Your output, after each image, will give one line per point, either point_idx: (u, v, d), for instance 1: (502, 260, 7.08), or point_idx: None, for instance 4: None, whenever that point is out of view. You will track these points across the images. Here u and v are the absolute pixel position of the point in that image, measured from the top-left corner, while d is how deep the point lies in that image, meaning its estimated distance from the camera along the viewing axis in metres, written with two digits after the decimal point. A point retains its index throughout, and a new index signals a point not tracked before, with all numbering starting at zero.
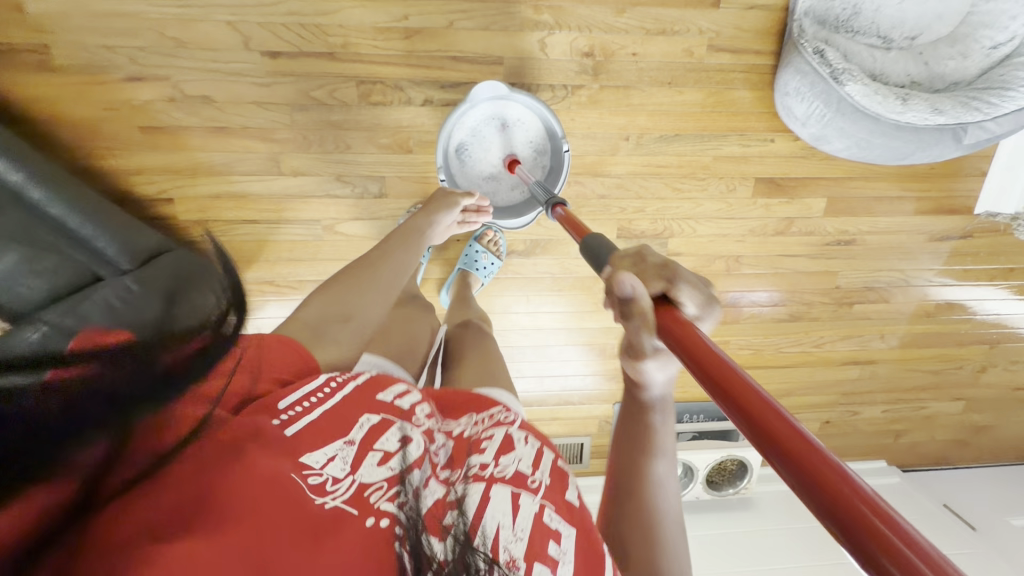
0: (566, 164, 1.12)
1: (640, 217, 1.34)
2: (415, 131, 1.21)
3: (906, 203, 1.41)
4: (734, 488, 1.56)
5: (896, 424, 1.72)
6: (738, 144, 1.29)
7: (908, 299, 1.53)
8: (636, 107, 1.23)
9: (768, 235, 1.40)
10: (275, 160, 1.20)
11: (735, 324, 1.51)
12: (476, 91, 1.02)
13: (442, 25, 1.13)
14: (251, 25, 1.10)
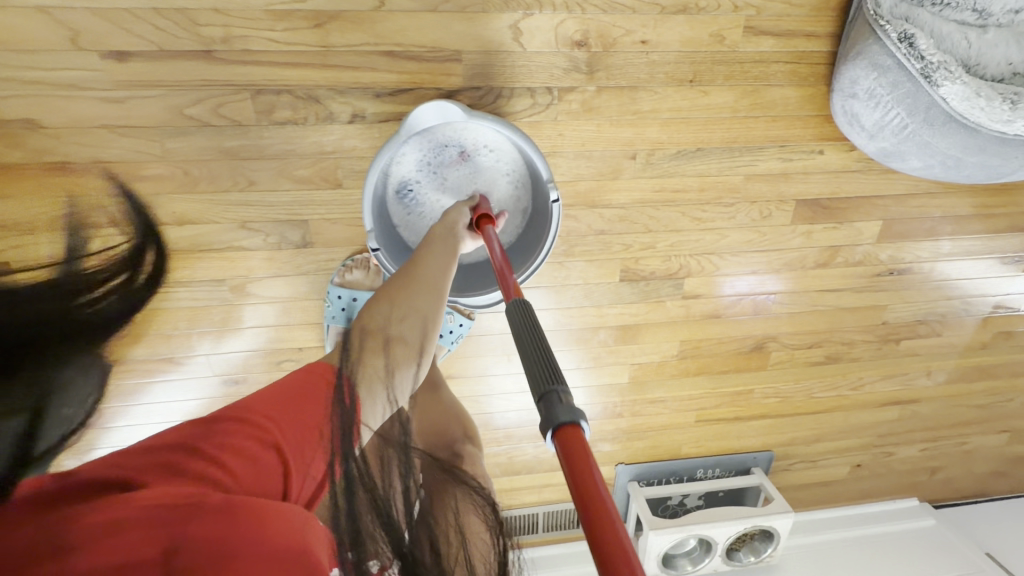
0: (553, 220, 0.81)
1: (650, 255, 1.04)
2: (344, 158, 0.87)
3: (977, 222, 1.13)
4: (757, 556, 1.33)
5: (931, 460, 1.52)
6: (778, 159, 0.98)
7: (965, 330, 1.28)
8: (645, 115, 0.91)
9: (807, 268, 1.11)
10: (149, 205, 0.86)
11: (762, 371, 1.24)
12: (416, 114, 0.71)
13: (368, 7, 0.78)
14: (83, 15, 0.75)
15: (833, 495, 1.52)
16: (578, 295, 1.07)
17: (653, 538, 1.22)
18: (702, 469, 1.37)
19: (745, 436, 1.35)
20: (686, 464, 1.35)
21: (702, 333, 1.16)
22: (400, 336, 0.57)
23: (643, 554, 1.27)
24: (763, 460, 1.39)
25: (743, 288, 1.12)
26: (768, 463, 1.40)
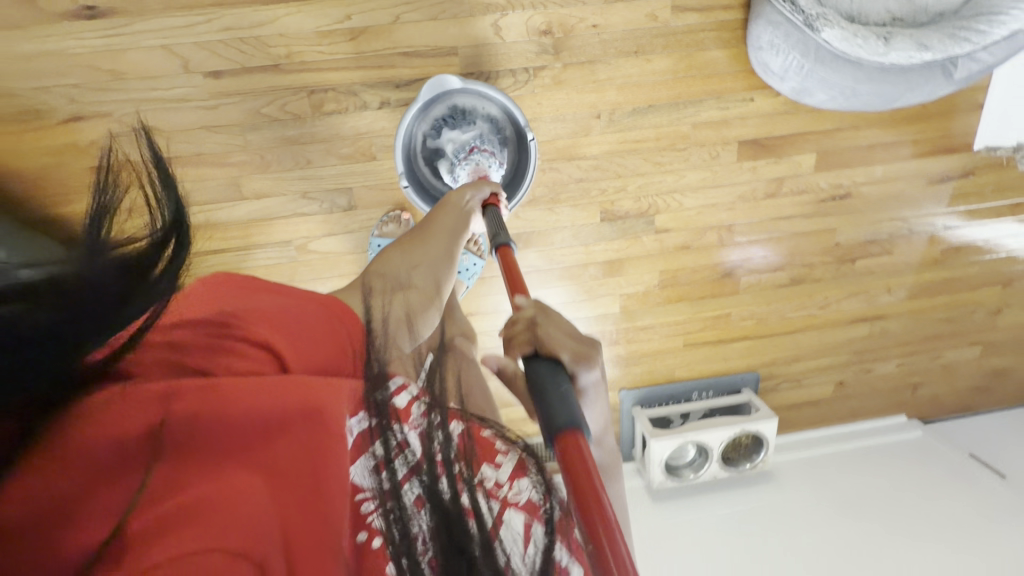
0: (530, 169, 1.08)
1: (623, 196, 1.28)
2: (376, 137, 1.15)
3: (902, 148, 1.34)
4: (751, 462, 1.51)
5: (912, 376, 1.66)
6: (716, 108, 1.22)
7: (914, 247, 1.47)
8: (603, 82, 1.16)
9: (758, 199, 1.33)
10: (235, 185, 1.15)
11: (736, 295, 1.45)
12: (431, 86, 1.02)
13: (387, 21, 1.06)
14: (187, 46, 1.03)
15: (824, 415, 1.69)
16: (568, 236, 1.31)
17: (655, 445, 1.41)
18: (697, 391, 1.56)
19: (731, 358, 1.54)
20: (682, 387, 1.55)
21: (677, 263, 1.38)
22: (412, 279, 0.72)
23: (649, 463, 1.47)
24: (750, 381, 1.57)
25: (741, 260, 1.40)
26: (756, 383, 1.58)
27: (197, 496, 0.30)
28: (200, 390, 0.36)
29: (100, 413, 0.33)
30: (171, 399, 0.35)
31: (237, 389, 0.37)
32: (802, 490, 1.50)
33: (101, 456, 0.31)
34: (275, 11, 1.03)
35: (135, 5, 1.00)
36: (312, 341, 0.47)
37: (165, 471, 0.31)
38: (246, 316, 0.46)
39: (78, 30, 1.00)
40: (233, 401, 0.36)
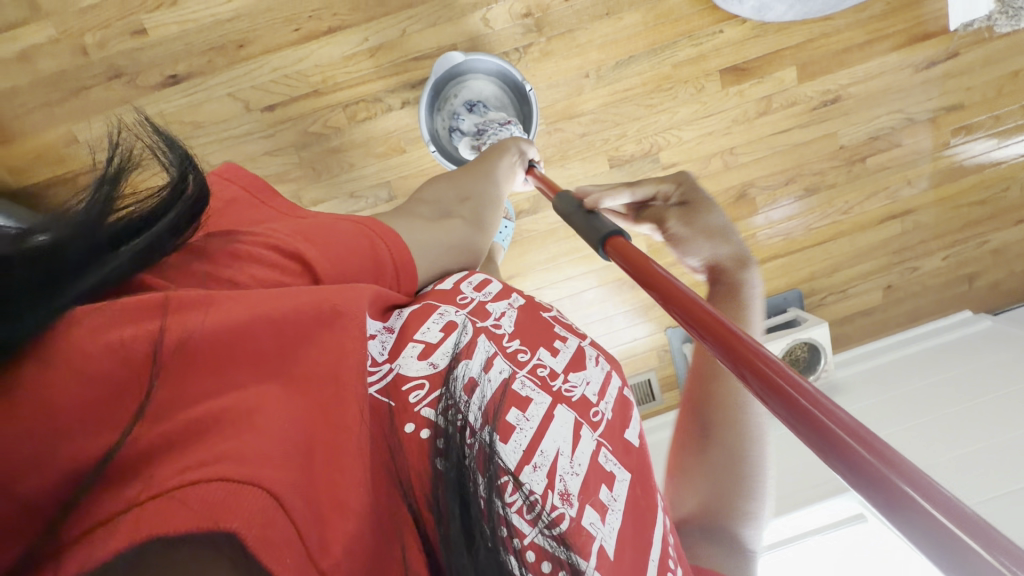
0: (535, 117, 1.25)
1: (625, 141, 1.42)
2: (403, 132, 1.35)
3: (878, 45, 1.42)
4: (814, 373, 1.52)
5: (964, 268, 1.66)
6: (691, 46, 1.37)
7: (921, 136, 1.51)
8: (585, 45, 1.34)
9: (752, 119, 1.44)
10: (296, 197, 1.37)
11: (755, 216, 1.53)
12: (441, 64, 1.21)
13: (397, 35, 1.28)
14: (247, 90, 1.28)
15: (879, 324, 1.68)
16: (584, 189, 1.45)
17: None
18: None
19: (767, 280, 1.59)
20: None
21: None
22: (457, 209, 0.87)
23: None
24: (794, 299, 1.61)
25: (777, 219, 1.54)
26: (800, 301, 1.62)
27: (206, 413, 0.34)
28: (192, 310, 0.39)
29: (86, 329, 0.34)
30: (167, 312, 0.37)
31: (233, 312, 0.40)
32: (873, 396, 1.44)
33: (95, 370, 0.32)
34: (308, 47, 1.28)
35: (204, 67, 1.26)
36: (338, 253, 0.59)
37: (167, 383, 0.35)
38: (280, 230, 0.58)
39: (166, 95, 1.27)
40: (229, 325, 0.39)
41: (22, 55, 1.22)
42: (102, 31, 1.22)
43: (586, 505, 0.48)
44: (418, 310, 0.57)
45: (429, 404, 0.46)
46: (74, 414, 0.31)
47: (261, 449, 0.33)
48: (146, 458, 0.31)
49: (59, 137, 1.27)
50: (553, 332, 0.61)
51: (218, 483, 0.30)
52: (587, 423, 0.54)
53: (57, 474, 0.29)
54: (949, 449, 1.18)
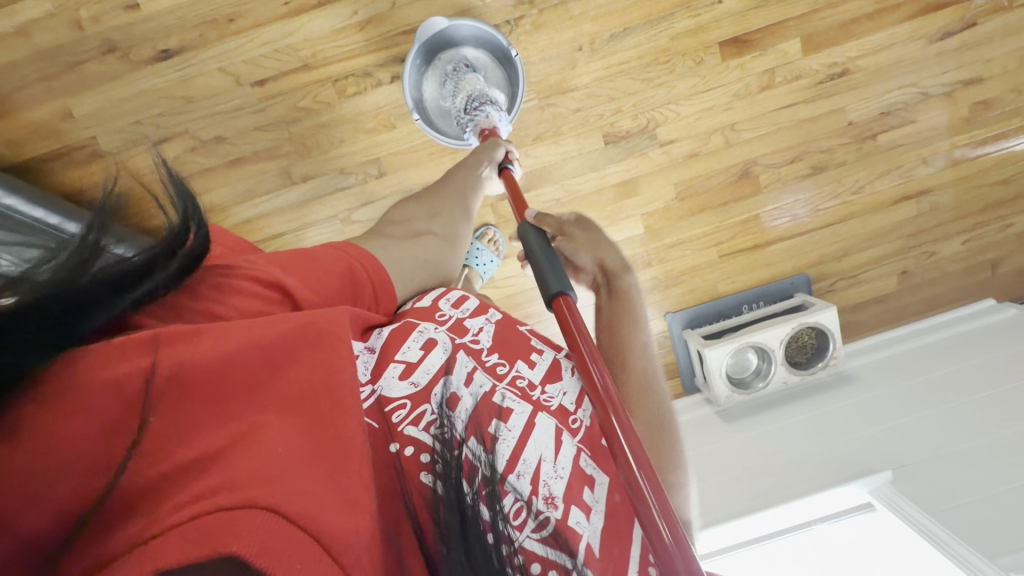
0: (519, 82, 1.26)
1: (620, 117, 1.38)
2: (393, 107, 1.33)
3: (889, 15, 1.36)
4: (823, 361, 1.44)
5: (985, 253, 1.57)
6: (688, 17, 1.32)
7: (936, 112, 1.44)
8: (578, 17, 1.30)
9: (754, 94, 1.39)
10: (286, 173, 1.37)
11: (758, 195, 1.47)
12: (422, 32, 1.20)
13: (386, 8, 1.27)
14: (237, 64, 1.28)
15: (894, 312, 1.60)
16: (578, 166, 1.41)
17: (711, 352, 1.38)
18: (746, 305, 1.55)
19: (771, 264, 1.53)
20: (729, 302, 1.55)
21: (690, 173, 1.44)
22: (429, 226, 0.85)
23: (710, 378, 1.43)
24: (801, 285, 1.54)
25: (795, 211, 1.49)
26: (808, 286, 1.55)
27: (200, 447, 0.40)
28: (185, 341, 0.45)
29: (84, 365, 0.40)
30: (158, 346, 0.43)
31: (221, 344, 0.46)
32: (885, 385, 1.34)
33: (99, 406, 0.39)
34: (299, 22, 1.27)
35: (196, 41, 1.27)
36: (315, 276, 0.63)
37: (162, 416, 0.41)
38: (263, 261, 0.62)
39: (159, 70, 1.28)
40: (217, 357, 0.45)
41: (20, 29, 1.24)
42: (98, 6, 1.24)
43: (572, 506, 0.54)
44: (398, 329, 0.64)
45: (412, 421, 0.54)
46: (77, 454, 0.37)
47: (255, 469, 0.38)
48: (153, 492, 0.37)
49: (58, 111, 1.30)
50: (531, 346, 0.67)
51: (217, 510, 0.35)
52: (567, 429, 0.60)
53: (60, 510, 0.35)
54: (968, 441, 1.09)
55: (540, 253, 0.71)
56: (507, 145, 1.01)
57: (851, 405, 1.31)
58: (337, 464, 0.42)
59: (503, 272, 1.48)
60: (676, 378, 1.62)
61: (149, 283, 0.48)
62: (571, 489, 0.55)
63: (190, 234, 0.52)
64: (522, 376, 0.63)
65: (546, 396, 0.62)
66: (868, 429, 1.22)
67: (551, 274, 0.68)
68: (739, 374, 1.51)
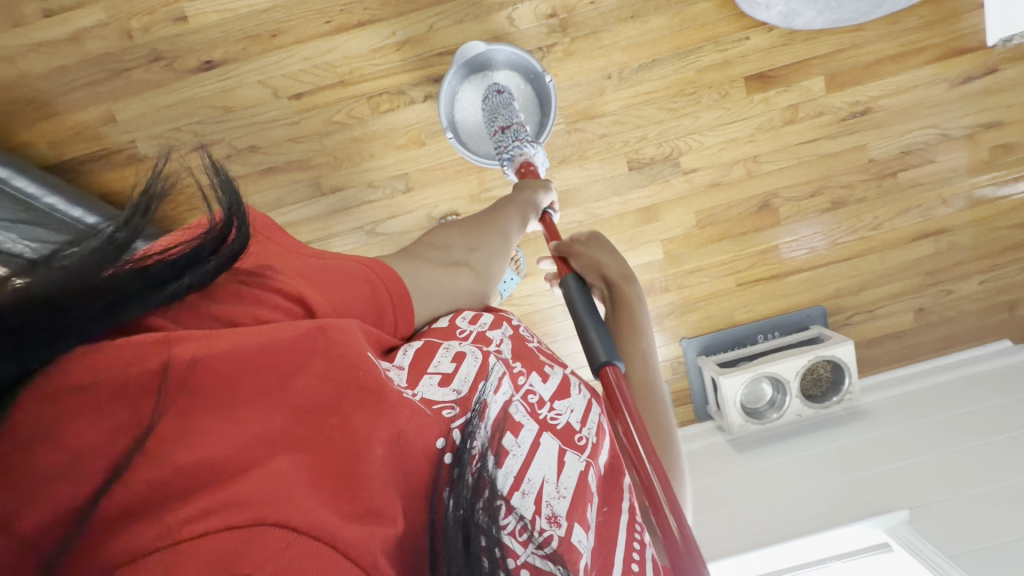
0: (552, 103, 1.30)
1: (645, 144, 1.40)
2: (424, 125, 1.37)
3: (911, 58, 1.39)
4: (837, 396, 1.43)
5: (1003, 293, 1.58)
6: (716, 52, 1.36)
7: (956, 153, 1.46)
8: (609, 47, 1.34)
9: (777, 128, 1.42)
10: (316, 184, 1.40)
11: (778, 227, 1.49)
12: (459, 57, 1.26)
13: (424, 31, 1.31)
14: (277, 78, 1.33)
15: (910, 348, 1.60)
16: (602, 190, 1.43)
17: (726, 381, 1.39)
18: (762, 334, 1.56)
19: (789, 295, 1.54)
20: (745, 330, 1.56)
21: (712, 202, 1.46)
22: (465, 255, 0.81)
23: (724, 406, 1.43)
24: (817, 316, 1.55)
25: (805, 237, 1.50)
26: (824, 319, 1.56)
27: (208, 454, 0.37)
28: (195, 339, 0.42)
29: (87, 362, 0.36)
30: (173, 342, 0.41)
31: (234, 344, 0.43)
32: (901, 422, 1.33)
33: (101, 400, 0.35)
34: (338, 40, 1.31)
35: (238, 54, 1.31)
36: (340, 294, 0.58)
37: (170, 417, 0.38)
38: (285, 269, 0.56)
39: (201, 80, 1.33)
40: (230, 356, 0.42)
41: (72, 36, 1.29)
42: (148, 16, 1.29)
43: (575, 524, 0.56)
44: (423, 346, 0.62)
45: (459, 425, 0.52)
46: (78, 448, 0.33)
47: (266, 486, 0.36)
48: (147, 506, 0.34)
49: (101, 114, 1.34)
50: (541, 361, 0.71)
51: (227, 530, 0.32)
52: (572, 450, 0.63)
53: (51, 511, 0.31)
54: (990, 483, 1.08)
55: (585, 312, 0.69)
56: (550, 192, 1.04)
57: (866, 439, 1.31)
58: (349, 478, 0.41)
59: (523, 289, 1.49)
60: (689, 404, 1.63)
61: (189, 279, 0.45)
62: (574, 505, 0.57)
63: (233, 230, 0.48)
64: (534, 391, 0.66)
65: (552, 414, 0.65)
66: (886, 465, 1.21)
67: (599, 342, 0.64)
68: (753, 404, 1.51)
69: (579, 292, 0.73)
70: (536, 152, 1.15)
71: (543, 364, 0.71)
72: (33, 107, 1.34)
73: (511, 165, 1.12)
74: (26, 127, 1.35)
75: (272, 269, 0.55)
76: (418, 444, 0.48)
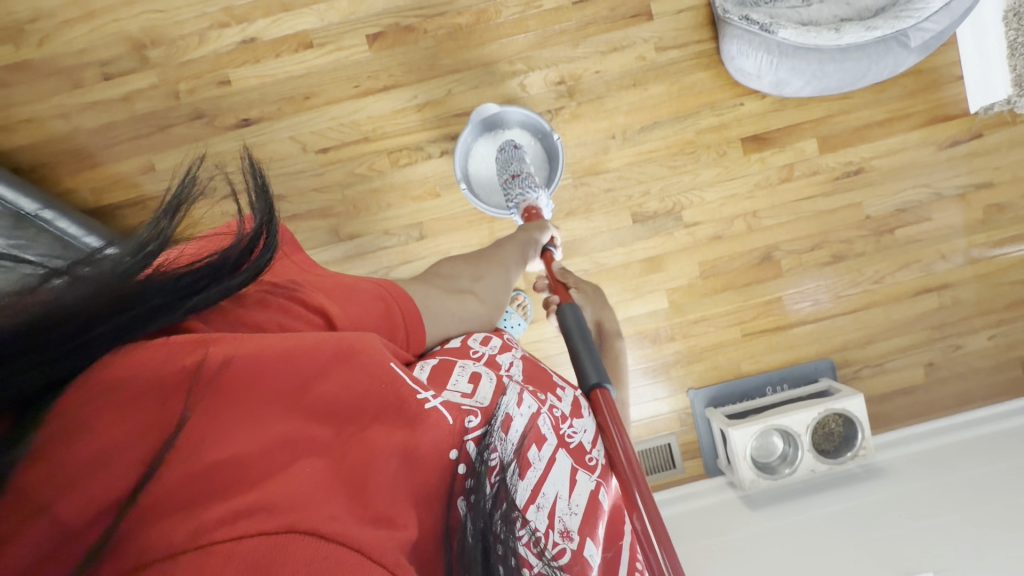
0: (560, 159, 1.39)
1: (648, 199, 1.48)
2: (439, 178, 1.46)
3: (899, 123, 1.48)
4: (851, 451, 1.40)
5: (1014, 350, 1.57)
6: (713, 116, 1.46)
7: (951, 210, 1.51)
8: (613, 110, 1.45)
9: (774, 185, 1.49)
10: (336, 231, 1.48)
11: (781, 279, 1.52)
12: (473, 117, 1.37)
13: (442, 94, 1.43)
14: (306, 134, 1.44)
15: (924, 404, 1.58)
16: (607, 241, 1.49)
17: (734, 434, 1.37)
18: (770, 386, 1.55)
19: (795, 346, 1.55)
20: (753, 382, 1.55)
21: (715, 254, 1.51)
22: (471, 286, 0.86)
23: (735, 461, 1.40)
24: (825, 369, 1.55)
25: (808, 290, 1.53)
26: (832, 371, 1.55)
27: (237, 455, 0.41)
28: (228, 341, 0.45)
29: (124, 360, 0.38)
30: (207, 344, 0.43)
31: (261, 348, 0.46)
32: (920, 481, 1.24)
33: (142, 397, 0.39)
34: (364, 102, 1.44)
35: (273, 113, 1.44)
36: (358, 309, 0.61)
37: (201, 414, 0.41)
38: (309, 285, 0.60)
39: (238, 135, 1.45)
40: (257, 360, 0.45)
41: (125, 96, 1.44)
42: (195, 80, 1.43)
43: (586, 539, 0.60)
44: (438, 364, 0.64)
45: (474, 439, 0.54)
46: (119, 443, 0.36)
47: (291, 492, 0.40)
48: (181, 500, 0.38)
49: (143, 164, 1.46)
50: (554, 382, 0.74)
51: (258, 535, 0.36)
52: (583, 470, 0.66)
53: (96, 501, 0.35)
54: (1020, 544, 0.98)
55: (578, 336, 0.73)
56: (551, 231, 1.14)
57: (884, 497, 1.22)
58: (362, 485, 0.44)
59: (529, 335, 1.52)
60: (698, 458, 1.59)
61: (214, 289, 0.46)
62: (586, 522, 0.62)
63: (261, 245, 0.50)
64: (557, 407, 0.69)
65: (569, 432, 0.68)
66: (906, 526, 1.10)
67: (590, 363, 0.69)
68: (764, 458, 1.50)
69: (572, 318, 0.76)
70: (540, 197, 1.25)
71: (555, 386, 0.73)
72: (82, 157, 1.46)
73: (517, 209, 1.24)
74: (73, 176, 1.46)
75: (298, 283, 0.59)
76: (429, 455, 0.50)
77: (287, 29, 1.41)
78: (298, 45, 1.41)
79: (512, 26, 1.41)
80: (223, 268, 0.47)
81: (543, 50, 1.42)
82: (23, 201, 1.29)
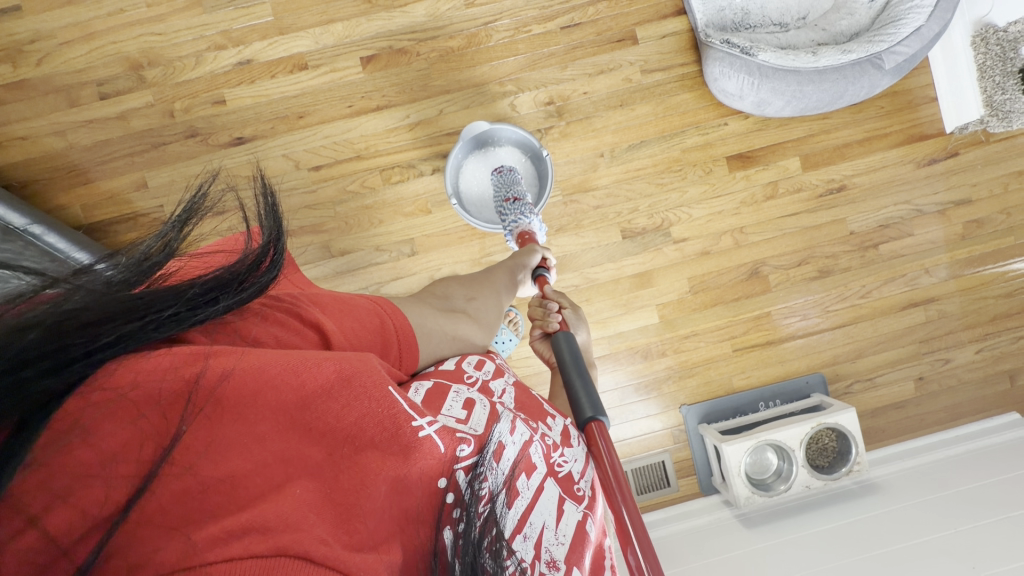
0: (550, 176, 1.41)
1: (637, 215, 1.50)
2: (431, 195, 1.48)
3: (877, 142, 1.53)
4: (846, 466, 1.39)
5: (1000, 363, 1.59)
6: (698, 135, 1.50)
7: (932, 226, 1.55)
8: (600, 129, 1.48)
9: (760, 202, 1.52)
10: (327, 247, 1.48)
11: (769, 294, 1.54)
12: (465, 134, 1.40)
13: (434, 113, 1.46)
14: (300, 152, 1.46)
15: (916, 419, 1.58)
16: (597, 256, 1.50)
17: (728, 449, 1.36)
18: (763, 402, 1.54)
19: (787, 361, 1.55)
20: (746, 397, 1.55)
21: (703, 270, 1.53)
22: (465, 306, 0.84)
23: (730, 477, 1.38)
24: (817, 384, 1.55)
25: (796, 305, 1.54)
26: (824, 386, 1.55)
27: (231, 472, 0.38)
28: (229, 353, 0.42)
29: (129, 368, 0.37)
30: (209, 356, 0.41)
31: (262, 360, 0.43)
32: (912, 498, 1.22)
33: (140, 409, 0.37)
34: (358, 121, 1.46)
35: (267, 131, 1.46)
36: (351, 325, 0.58)
37: (196, 428, 0.38)
38: (299, 297, 0.57)
39: (232, 153, 1.47)
40: (257, 373, 0.42)
41: (120, 115, 1.45)
42: (190, 99, 1.45)
43: (573, 568, 0.61)
44: (434, 387, 0.62)
45: (465, 469, 0.51)
46: (114, 456, 0.35)
47: (281, 514, 0.38)
48: (171, 516, 0.35)
49: (135, 181, 1.46)
50: (544, 411, 0.72)
51: (248, 558, 0.35)
52: (571, 501, 0.66)
53: (89, 514, 0.33)
54: (1011, 562, 0.94)
55: (573, 368, 0.72)
56: (543, 250, 1.15)
57: (879, 515, 1.20)
58: (353, 510, 0.42)
59: (521, 351, 1.51)
60: (693, 476, 1.57)
61: (224, 301, 0.44)
62: (571, 552, 0.62)
63: (267, 260, 0.47)
64: (548, 435, 0.67)
65: (560, 461, 0.66)
66: (899, 544, 1.08)
67: (585, 394, 0.68)
68: (759, 474, 1.48)
69: (568, 348, 0.76)
70: (534, 223, 1.27)
71: (547, 415, 0.72)
72: (74, 174, 1.46)
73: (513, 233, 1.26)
74: (64, 192, 1.46)
75: (293, 296, 0.56)
76: (417, 485, 0.46)
77: (283, 51, 1.44)
78: (293, 67, 1.44)
79: (503, 49, 1.46)
80: (230, 279, 0.44)
81: (533, 72, 1.46)
82: (12, 215, 1.28)
